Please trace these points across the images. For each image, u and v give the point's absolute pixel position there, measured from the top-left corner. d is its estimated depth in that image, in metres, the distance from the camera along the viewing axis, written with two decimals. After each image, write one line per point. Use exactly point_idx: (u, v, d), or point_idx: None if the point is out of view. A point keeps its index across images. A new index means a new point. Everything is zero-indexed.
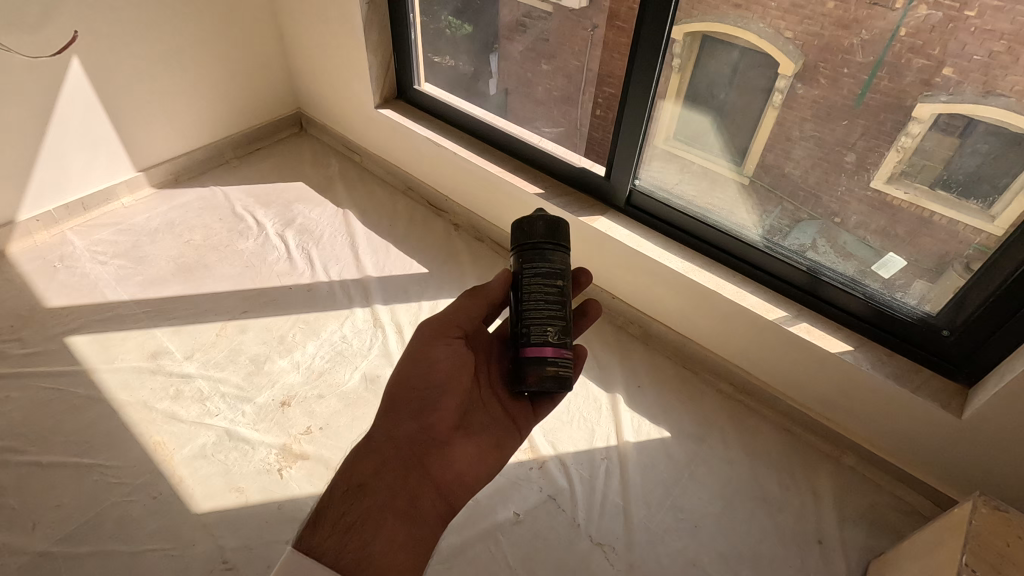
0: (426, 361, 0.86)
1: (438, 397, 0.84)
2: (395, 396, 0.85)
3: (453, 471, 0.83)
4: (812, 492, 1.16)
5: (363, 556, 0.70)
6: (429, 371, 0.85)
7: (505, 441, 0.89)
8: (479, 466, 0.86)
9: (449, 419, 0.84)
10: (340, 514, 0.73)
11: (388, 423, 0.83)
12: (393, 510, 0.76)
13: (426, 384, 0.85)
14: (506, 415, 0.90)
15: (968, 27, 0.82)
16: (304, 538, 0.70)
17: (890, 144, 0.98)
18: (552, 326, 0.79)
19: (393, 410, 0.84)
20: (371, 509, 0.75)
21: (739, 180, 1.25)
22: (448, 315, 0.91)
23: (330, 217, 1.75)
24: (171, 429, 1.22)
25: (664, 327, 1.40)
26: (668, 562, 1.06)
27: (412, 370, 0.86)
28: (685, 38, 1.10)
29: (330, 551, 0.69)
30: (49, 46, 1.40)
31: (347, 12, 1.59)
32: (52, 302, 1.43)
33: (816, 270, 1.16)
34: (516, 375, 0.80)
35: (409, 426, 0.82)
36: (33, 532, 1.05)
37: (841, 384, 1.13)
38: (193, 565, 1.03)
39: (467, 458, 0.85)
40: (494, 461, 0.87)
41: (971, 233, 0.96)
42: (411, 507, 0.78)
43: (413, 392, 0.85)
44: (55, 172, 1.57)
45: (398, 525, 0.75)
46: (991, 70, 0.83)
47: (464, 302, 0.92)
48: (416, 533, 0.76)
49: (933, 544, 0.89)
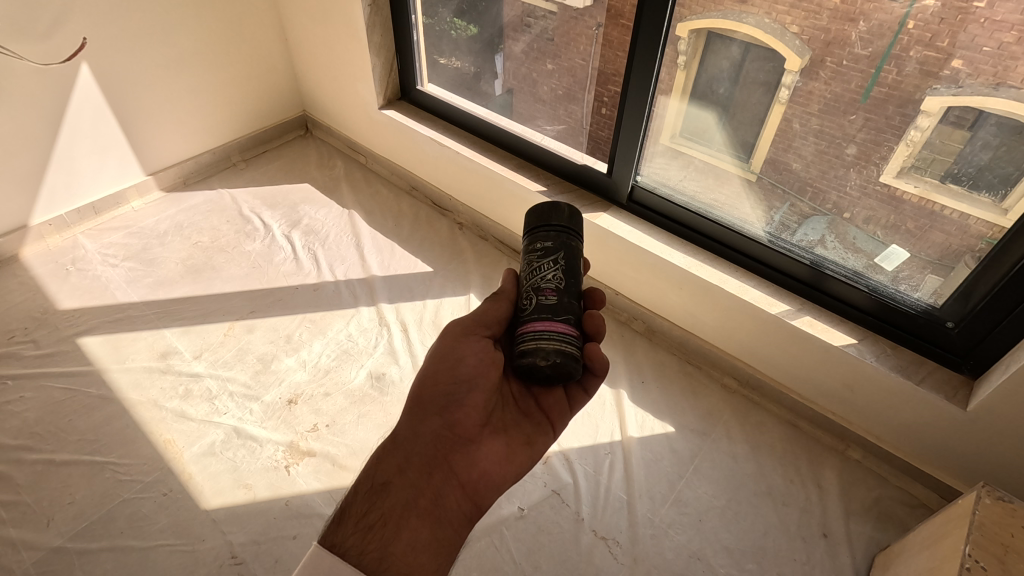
0: (453, 357, 0.85)
1: (465, 394, 0.84)
2: (423, 394, 0.84)
3: (479, 469, 0.82)
4: (817, 486, 1.16)
5: (384, 555, 0.71)
6: (456, 369, 0.84)
7: (535, 437, 0.87)
8: (508, 466, 0.84)
9: (475, 417, 0.83)
10: (363, 512, 0.74)
11: (414, 422, 0.83)
12: (416, 509, 0.76)
13: (452, 380, 0.84)
14: (539, 413, 0.89)
15: (977, 19, 0.82)
16: (329, 534, 0.72)
17: (900, 138, 0.97)
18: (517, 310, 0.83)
19: (419, 408, 0.83)
20: (394, 508, 0.75)
21: (745, 176, 1.24)
22: (478, 316, 0.87)
23: (336, 218, 1.76)
24: (181, 427, 1.24)
25: (668, 323, 1.40)
26: (672, 557, 1.06)
27: (440, 366, 0.85)
28: (690, 34, 1.11)
29: (353, 548, 0.70)
30: (61, 53, 1.43)
31: (350, 15, 1.60)
32: (64, 304, 1.46)
33: (820, 264, 1.17)
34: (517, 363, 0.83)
35: (434, 423, 0.82)
36: (47, 528, 1.07)
37: (846, 378, 1.13)
38: (203, 560, 1.05)
39: (494, 457, 0.83)
40: (524, 459, 0.86)
41: (982, 227, 0.95)
42: (436, 506, 0.77)
43: (440, 388, 0.84)
44: (67, 177, 1.60)
45: (421, 524, 0.75)
46: (1003, 61, 0.83)
47: (488, 307, 0.87)
48: (439, 532, 0.76)
49: (938, 535, 0.89)
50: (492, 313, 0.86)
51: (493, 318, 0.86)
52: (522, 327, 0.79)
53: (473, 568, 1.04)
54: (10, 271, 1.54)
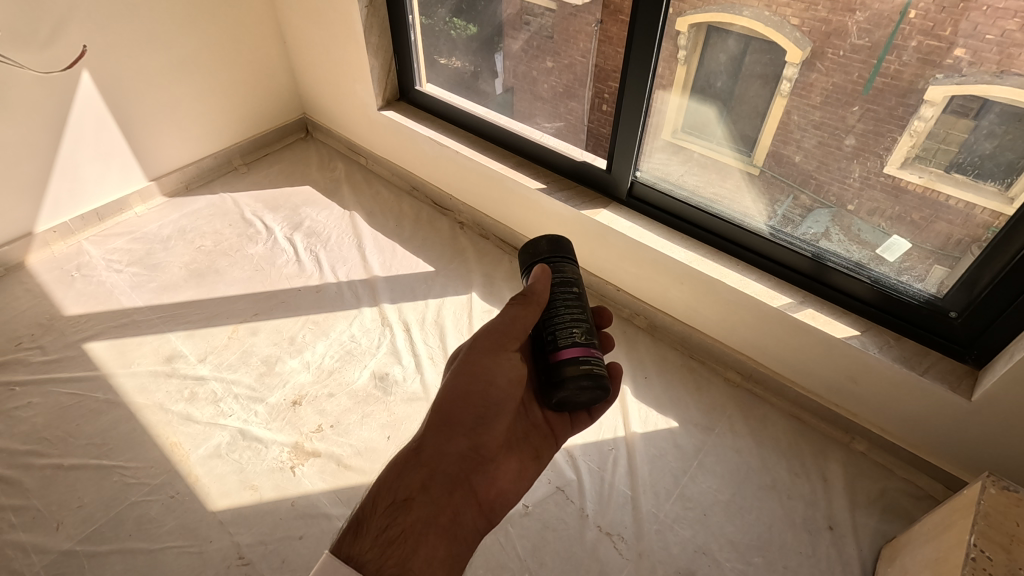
0: (482, 374, 0.81)
1: (493, 418, 0.83)
2: (451, 409, 0.81)
3: (495, 488, 0.82)
4: (822, 479, 1.15)
5: (403, 570, 0.70)
6: (486, 387, 0.81)
7: (543, 451, 0.89)
8: (519, 483, 0.86)
9: (497, 438, 0.84)
10: (382, 526, 0.72)
11: (439, 438, 0.80)
12: (437, 526, 0.75)
13: (481, 400, 0.82)
14: (546, 426, 0.90)
15: (979, 7, 0.81)
16: (344, 546, 0.70)
17: (902, 129, 0.96)
18: (569, 327, 0.80)
19: (446, 423, 0.80)
20: (414, 523, 0.74)
21: (747, 170, 1.22)
22: (507, 329, 0.81)
23: (337, 219, 1.77)
24: (186, 430, 1.25)
25: (670, 318, 1.39)
26: (678, 551, 1.06)
27: (470, 384, 0.81)
28: (689, 29, 1.11)
29: (371, 562, 0.69)
30: (60, 61, 1.45)
31: (348, 16, 1.61)
32: (71, 310, 1.47)
33: (822, 256, 1.16)
34: (552, 379, 0.79)
35: (460, 442, 0.81)
36: (57, 532, 1.09)
37: (851, 371, 1.12)
38: (212, 561, 1.06)
39: (507, 475, 0.84)
40: (532, 474, 0.88)
41: (988, 216, 0.94)
42: (455, 524, 0.77)
43: (467, 408, 0.81)
44: (70, 183, 1.61)
45: (439, 542, 0.74)
46: (1006, 49, 0.82)
47: (514, 315, 0.80)
48: (457, 550, 0.76)
49: (943, 525, 0.89)
50: (524, 321, 0.80)
51: (522, 327, 0.80)
52: (590, 352, 0.80)
53: (479, 565, 1.05)
54: (17, 278, 1.56)
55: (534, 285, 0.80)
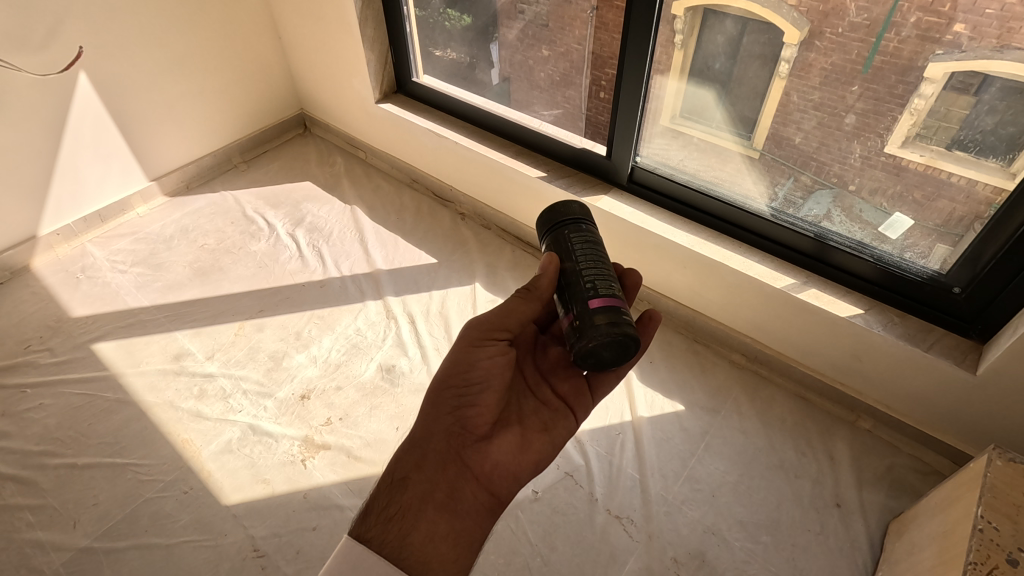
0: (464, 360, 0.82)
1: (477, 394, 0.82)
2: (434, 391, 0.82)
3: (493, 462, 0.81)
4: (829, 457, 1.16)
5: (403, 545, 0.73)
6: (468, 371, 0.82)
7: (551, 423, 0.87)
8: (523, 455, 0.83)
9: (487, 413, 0.82)
10: (384, 504, 0.76)
11: (427, 419, 0.82)
12: (433, 501, 0.77)
13: (464, 381, 0.82)
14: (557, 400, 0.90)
15: None
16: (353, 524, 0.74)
17: (902, 108, 0.96)
18: (604, 278, 0.78)
19: (432, 406, 0.82)
20: (412, 501, 0.76)
21: (746, 153, 1.22)
22: (500, 317, 0.84)
23: (338, 214, 1.77)
24: (198, 427, 1.26)
25: (674, 303, 1.39)
26: (687, 532, 1.08)
27: (453, 367, 0.82)
28: (686, 12, 1.10)
29: (376, 538, 0.73)
30: (57, 63, 1.44)
31: (343, 9, 1.59)
32: (77, 311, 1.48)
33: (824, 236, 1.16)
34: (586, 328, 0.75)
35: (447, 421, 0.81)
36: (74, 529, 1.10)
37: (854, 349, 1.13)
38: (227, 555, 1.07)
39: (508, 448, 0.82)
40: (541, 446, 0.85)
41: (991, 193, 0.94)
42: (453, 499, 0.78)
43: (451, 390, 0.82)
44: (72, 186, 1.61)
45: (438, 517, 0.76)
46: (1007, 24, 0.81)
47: (514, 305, 0.84)
48: (458, 525, 0.77)
49: (949, 499, 0.90)
50: (519, 315, 0.84)
51: (518, 318, 0.84)
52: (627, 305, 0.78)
53: (491, 552, 1.06)
54: (23, 281, 1.57)
55: (541, 276, 0.82)
